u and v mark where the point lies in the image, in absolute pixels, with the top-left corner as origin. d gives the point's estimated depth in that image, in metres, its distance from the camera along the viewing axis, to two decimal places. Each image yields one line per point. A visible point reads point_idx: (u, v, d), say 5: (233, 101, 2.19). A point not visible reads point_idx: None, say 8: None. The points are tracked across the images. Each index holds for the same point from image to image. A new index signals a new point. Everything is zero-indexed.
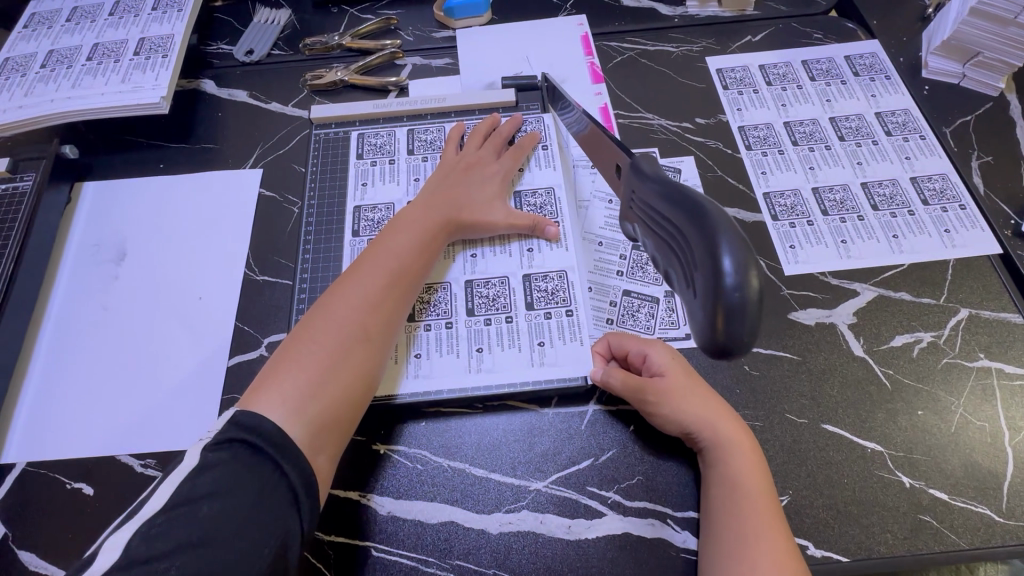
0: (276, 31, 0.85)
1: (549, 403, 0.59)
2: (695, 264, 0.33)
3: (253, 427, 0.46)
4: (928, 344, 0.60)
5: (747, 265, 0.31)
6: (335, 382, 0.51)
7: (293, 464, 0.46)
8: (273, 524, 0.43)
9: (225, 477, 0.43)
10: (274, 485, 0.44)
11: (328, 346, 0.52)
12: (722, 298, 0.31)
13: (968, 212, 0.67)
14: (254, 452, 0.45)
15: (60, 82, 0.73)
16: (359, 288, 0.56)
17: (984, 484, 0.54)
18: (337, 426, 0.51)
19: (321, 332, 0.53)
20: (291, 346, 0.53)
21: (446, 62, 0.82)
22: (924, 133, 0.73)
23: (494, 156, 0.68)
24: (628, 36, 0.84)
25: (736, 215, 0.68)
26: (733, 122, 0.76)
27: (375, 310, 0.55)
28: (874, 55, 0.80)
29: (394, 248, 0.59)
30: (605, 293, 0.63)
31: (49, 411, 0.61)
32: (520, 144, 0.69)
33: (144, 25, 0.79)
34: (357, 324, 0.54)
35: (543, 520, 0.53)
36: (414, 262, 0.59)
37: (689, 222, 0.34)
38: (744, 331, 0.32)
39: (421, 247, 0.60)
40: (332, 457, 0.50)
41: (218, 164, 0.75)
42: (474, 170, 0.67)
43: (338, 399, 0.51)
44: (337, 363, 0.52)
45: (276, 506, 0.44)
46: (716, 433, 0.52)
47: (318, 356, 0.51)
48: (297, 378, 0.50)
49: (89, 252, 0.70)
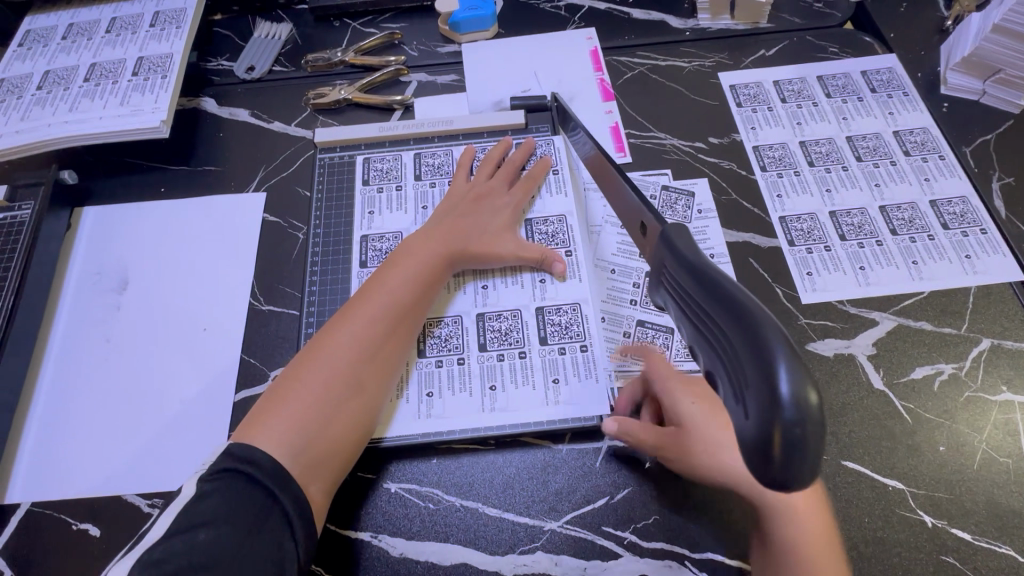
0: (277, 46, 0.83)
1: (563, 439, 0.57)
2: (743, 379, 0.29)
3: (246, 457, 0.46)
4: (949, 376, 0.59)
5: (806, 392, 0.27)
6: (332, 412, 0.51)
7: (285, 489, 0.46)
8: (269, 552, 0.43)
9: (222, 502, 0.44)
10: (266, 506, 0.45)
11: (326, 373, 0.52)
12: (779, 429, 0.27)
13: (990, 236, 0.66)
14: (248, 478, 0.45)
15: (58, 105, 0.71)
16: (359, 316, 0.55)
17: (1008, 524, 0.53)
18: (335, 452, 0.50)
19: (321, 360, 0.52)
20: (290, 376, 0.52)
21: (452, 79, 0.80)
22: (943, 154, 0.71)
23: (503, 180, 0.67)
24: (639, 50, 0.82)
25: (751, 240, 0.67)
26: (747, 142, 0.74)
27: (373, 342, 0.54)
28: (891, 70, 0.78)
29: (396, 282, 0.58)
30: (619, 323, 0.61)
31: (52, 448, 0.59)
32: (531, 173, 0.68)
33: (142, 43, 0.77)
34: (354, 356, 0.53)
35: (558, 562, 0.52)
36: (415, 294, 0.58)
37: (737, 329, 0.30)
38: (803, 468, 0.27)
39: (423, 278, 0.59)
40: (328, 487, 0.50)
41: (220, 187, 0.74)
42: (483, 196, 0.65)
43: (334, 427, 0.51)
44: (334, 399, 0.51)
45: (269, 529, 0.44)
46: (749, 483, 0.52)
47: (317, 385, 0.51)
48: (293, 411, 0.50)
49: (91, 281, 0.68)
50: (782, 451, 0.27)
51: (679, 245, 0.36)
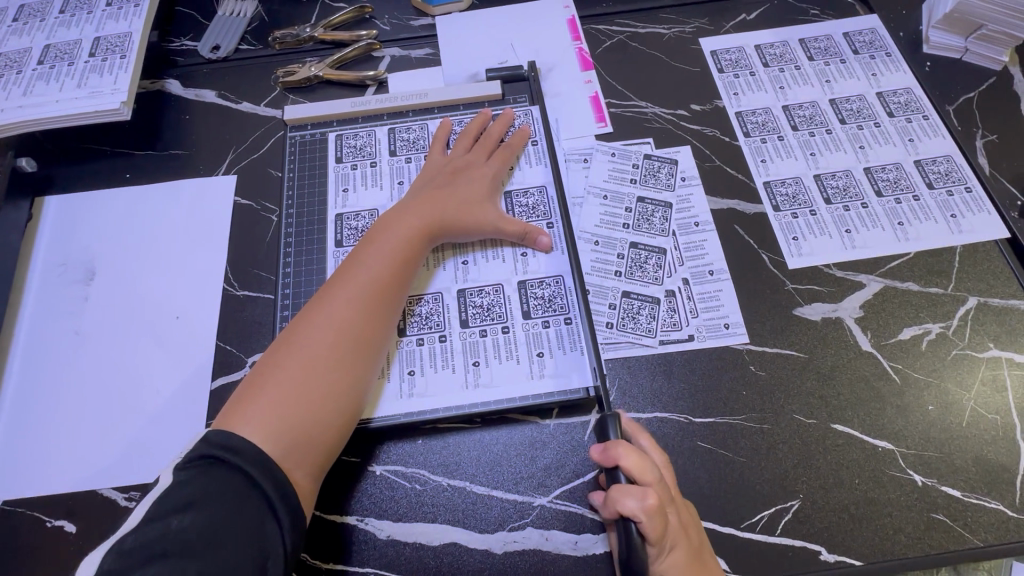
0: (243, 23, 0.80)
1: (550, 414, 0.56)
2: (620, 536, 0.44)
3: (227, 444, 0.44)
4: (937, 335, 0.59)
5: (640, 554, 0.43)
6: (315, 395, 0.49)
7: (267, 475, 0.44)
8: (251, 538, 0.41)
9: (199, 488, 0.42)
10: (246, 491, 0.43)
11: (308, 356, 0.50)
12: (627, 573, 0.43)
13: (974, 194, 0.65)
14: (226, 465, 0.44)
15: (10, 89, 0.68)
16: (339, 297, 0.53)
17: (997, 478, 0.53)
18: (319, 437, 0.49)
19: (301, 343, 0.51)
20: (269, 361, 0.51)
21: (426, 53, 0.78)
22: (927, 113, 0.70)
23: (482, 152, 0.65)
24: (617, 17, 0.80)
25: (736, 207, 0.66)
26: (730, 108, 0.72)
27: (354, 323, 0.52)
28: (873, 31, 0.77)
29: (375, 260, 0.56)
30: (604, 294, 0.61)
31: (22, 445, 0.57)
32: (508, 144, 0.66)
33: (99, 23, 0.74)
34: (335, 337, 0.51)
35: (548, 537, 0.51)
36: (395, 272, 0.56)
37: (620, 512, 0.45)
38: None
39: (403, 256, 0.57)
40: (314, 472, 0.48)
41: (188, 171, 0.71)
42: (460, 167, 0.64)
43: (319, 411, 0.49)
44: (315, 381, 0.49)
45: (250, 513, 0.42)
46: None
47: (298, 368, 0.49)
48: (273, 396, 0.48)
49: (56, 273, 0.65)
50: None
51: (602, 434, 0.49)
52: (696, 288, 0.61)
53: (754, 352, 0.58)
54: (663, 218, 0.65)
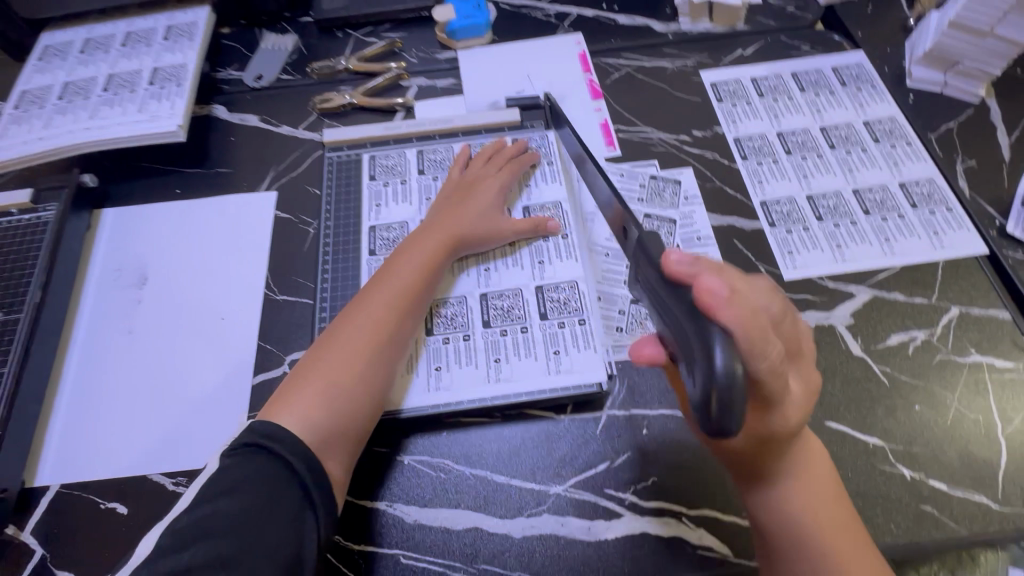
0: (284, 56, 0.88)
1: (565, 410, 0.61)
2: (692, 354, 0.36)
3: (269, 433, 0.49)
4: (922, 342, 0.63)
5: (735, 363, 0.33)
6: (350, 389, 0.54)
7: (303, 462, 0.49)
8: (290, 520, 0.46)
9: (243, 472, 0.47)
10: (284, 478, 0.47)
11: (344, 354, 0.56)
12: (715, 385, 0.34)
13: (955, 213, 0.71)
14: (268, 453, 0.48)
15: (78, 113, 0.76)
16: (372, 302, 0.59)
17: (981, 474, 0.57)
18: (351, 429, 0.53)
19: (339, 343, 0.56)
20: (310, 360, 0.56)
21: (450, 83, 0.85)
22: (910, 140, 0.77)
23: (495, 169, 0.72)
24: (624, 52, 0.87)
25: (735, 223, 0.72)
26: (729, 134, 0.79)
27: (385, 325, 0.58)
28: (859, 65, 0.84)
29: (405, 270, 0.62)
30: (613, 302, 0.66)
31: (79, 434, 0.62)
32: (517, 159, 0.73)
33: (157, 55, 0.82)
34: (368, 338, 0.57)
35: (563, 523, 0.56)
36: (422, 280, 0.62)
37: (689, 320, 0.37)
38: (735, 414, 0.34)
39: (428, 266, 0.63)
40: (347, 462, 0.53)
41: (232, 187, 0.78)
42: (476, 184, 0.70)
43: (353, 406, 0.54)
44: (351, 378, 0.55)
45: (288, 498, 0.46)
46: (825, 528, 0.47)
47: (335, 369, 0.55)
48: (314, 390, 0.53)
49: (111, 278, 0.72)
50: (717, 403, 0.34)
51: (652, 250, 0.43)
52: None
53: None
54: (668, 233, 0.71)
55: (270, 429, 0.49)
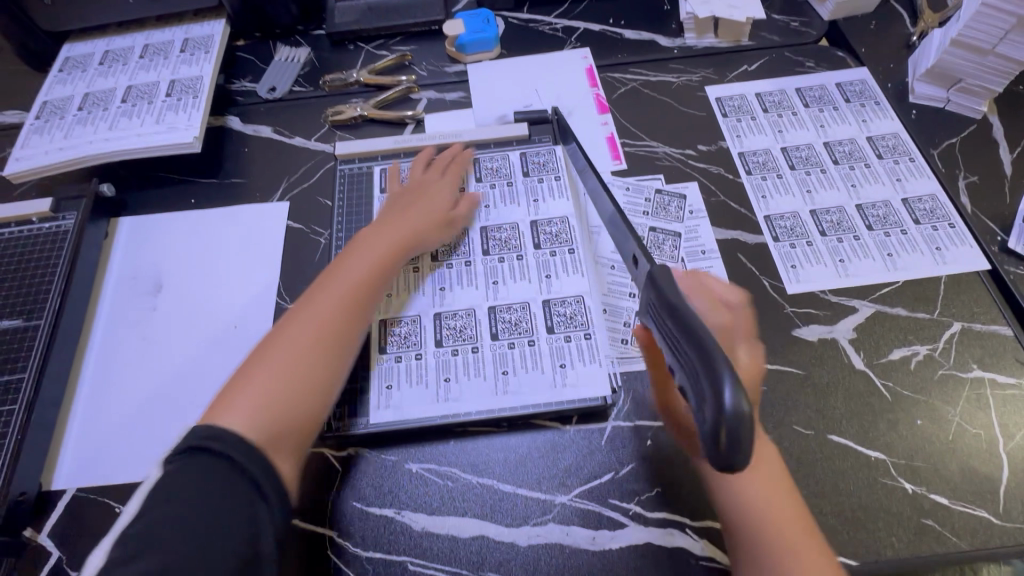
0: (297, 69, 0.90)
1: (571, 421, 0.62)
2: (701, 389, 0.37)
3: (210, 434, 0.46)
4: (924, 356, 0.64)
5: (743, 403, 0.35)
6: (296, 386, 0.53)
7: (251, 458, 0.45)
8: (240, 519, 0.42)
9: (185, 477, 0.43)
10: (230, 476, 0.44)
11: (290, 352, 0.54)
12: (724, 422, 0.35)
13: (958, 230, 0.72)
14: (210, 453, 0.45)
15: (97, 125, 0.78)
16: (316, 303, 0.58)
17: (983, 489, 0.57)
18: (298, 426, 0.52)
19: (283, 342, 0.55)
20: (252, 361, 0.54)
21: (459, 96, 0.87)
22: (913, 156, 0.78)
23: (440, 180, 0.73)
24: (631, 67, 0.89)
25: (739, 237, 0.73)
26: (734, 149, 0.80)
27: (332, 323, 0.57)
28: (863, 82, 0.85)
29: (352, 269, 0.62)
30: (619, 315, 0.67)
31: (95, 439, 0.64)
32: (456, 163, 0.76)
33: (174, 67, 0.84)
34: (315, 335, 0.56)
35: (569, 532, 0.57)
36: (371, 278, 0.62)
37: (698, 355, 0.38)
38: (744, 450, 0.35)
39: (377, 265, 0.63)
40: (295, 462, 0.51)
41: (245, 197, 0.79)
42: (424, 190, 0.72)
43: (300, 402, 0.52)
44: (298, 375, 0.53)
45: (236, 495, 0.43)
46: (775, 509, 0.50)
47: (280, 367, 0.53)
48: (258, 389, 0.52)
49: (127, 285, 0.73)
50: (726, 438, 0.35)
51: (663, 284, 0.45)
52: None
53: None
54: (673, 247, 0.72)
55: (212, 429, 0.46)
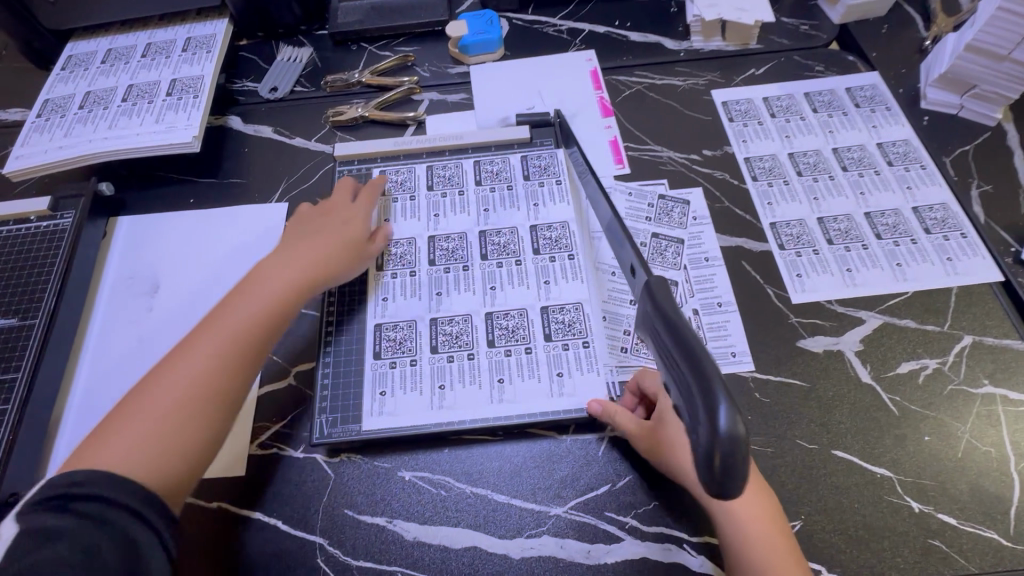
0: (298, 69, 0.89)
1: (568, 431, 0.61)
2: (693, 406, 0.36)
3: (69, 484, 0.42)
4: (933, 370, 0.62)
5: (738, 425, 0.34)
6: (177, 427, 0.50)
7: (123, 489, 0.43)
8: (121, 548, 0.41)
9: (49, 528, 0.41)
10: (100, 513, 0.42)
11: (173, 391, 0.52)
12: (717, 446, 0.34)
13: (970, 240, 0.70)
14: (74, 499, 0.42)
15: (97, 124, 0.77)
16: (206, 336, 0.55)
17: (993, 509, 0.55)
18: (178, 470, 0.49)
19: (168, 379, 0.52)
20: (133, 398, 0.52)
21: (461, 97, 0.86)
22: (925, 163, 0.76)
23: (353, 206, 0.70)
24: (636, 69, 0.88)
25: (744, 245, 0.71)
26: (739, 154, 0.78)
27: (224, 359, 0.54)
28: (874, 87, 0.83)
29: (252, 301, 0.58)
30: (618, 322, 0.66)
31: None
32: (370, 187, 0.72)
33: (176, 67, 0.83)
34: (203, 373, 0.53)
35: (563, 545, 0.55)
36: (273, 311, 0.59)
37: (689, 372, 0.38)
38: (738, 475, 0.34)
39: (281, 296, 0.60)
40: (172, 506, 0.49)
41: (244, 198, 0.79)
42: (334, 215, 0.68)
43: (180, 446, 0.50)
44: (180, 416, 0.51)
45: (111, 531, 0.41)
46: (762, 539, 0.51)
47: (159, 406, 0.51)
48: (136, 430, 0.49)
49: (124, 285, 0.73)
50: (721, 462, 0.34)
51: (660, 298, 0.44)
52: (705, 318, 0.66)
53: (758, 379, 0.62)
54: (676, 253, 0.70)
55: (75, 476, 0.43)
